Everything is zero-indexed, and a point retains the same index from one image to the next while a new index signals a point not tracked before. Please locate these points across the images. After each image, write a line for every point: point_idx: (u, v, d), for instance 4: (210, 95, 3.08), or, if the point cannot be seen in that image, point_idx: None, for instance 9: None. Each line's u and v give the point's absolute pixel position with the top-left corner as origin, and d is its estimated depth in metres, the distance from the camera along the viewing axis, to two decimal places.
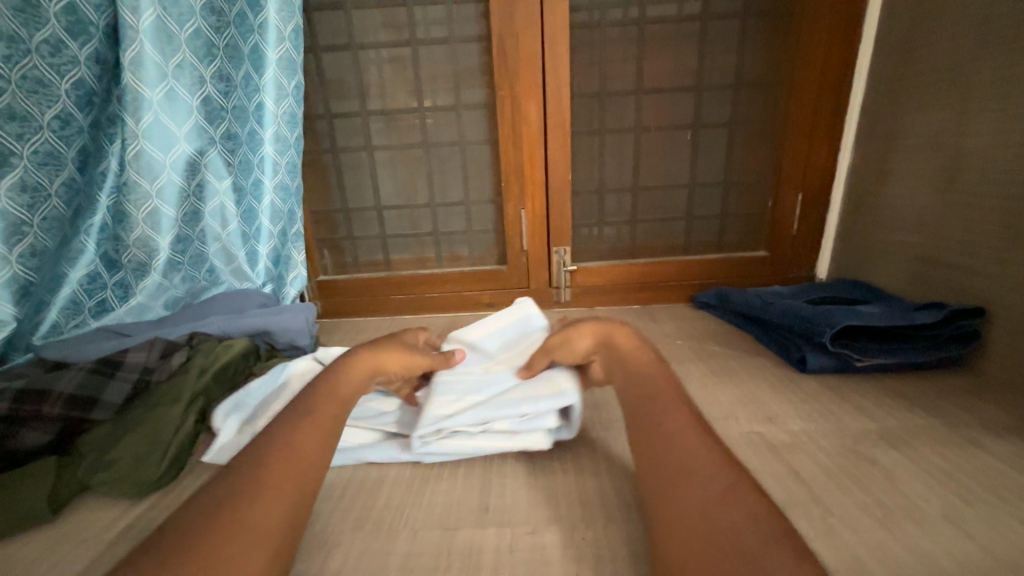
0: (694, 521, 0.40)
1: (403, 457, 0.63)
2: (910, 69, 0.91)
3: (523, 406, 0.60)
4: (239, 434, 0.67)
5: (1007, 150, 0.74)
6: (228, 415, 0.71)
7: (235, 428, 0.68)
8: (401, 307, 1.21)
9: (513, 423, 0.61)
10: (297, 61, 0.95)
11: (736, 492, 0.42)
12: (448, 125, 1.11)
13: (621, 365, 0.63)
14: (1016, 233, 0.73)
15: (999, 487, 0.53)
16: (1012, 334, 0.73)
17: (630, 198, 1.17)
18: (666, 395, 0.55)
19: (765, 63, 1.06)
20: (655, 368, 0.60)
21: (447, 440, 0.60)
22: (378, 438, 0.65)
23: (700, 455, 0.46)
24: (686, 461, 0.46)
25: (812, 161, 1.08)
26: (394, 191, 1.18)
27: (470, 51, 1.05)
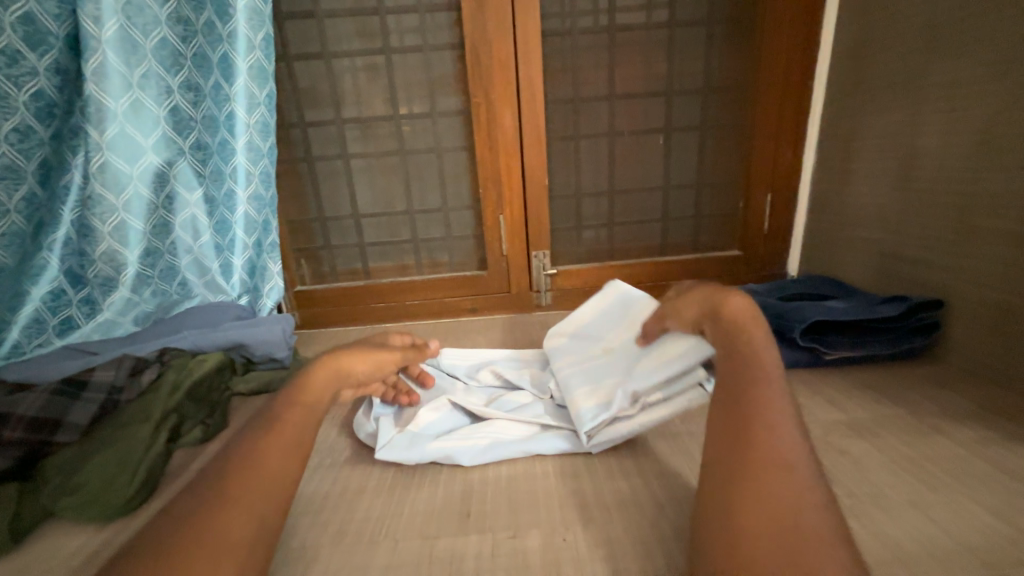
0: (769, 507, 0.41)
1: (574, 450, 0.63)
2: (865, 73, 0.95)
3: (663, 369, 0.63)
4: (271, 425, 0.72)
5: (956, 150, 0.78)
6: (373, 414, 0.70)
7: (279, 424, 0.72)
8: (382, 315, 1.20)
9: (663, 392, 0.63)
10: (268, 70, 0.93)
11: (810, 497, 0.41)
12: (424, 132, 1.12)
13: (732, 344, 0.55)
14: (968, 228, 0.77)
15: (959, 471, 0.56)
16: (969, 324, 0.77)
17: (607, 202, 1.18)
18: (769, 382, 0.50)
19: (731, 69, 1.09)
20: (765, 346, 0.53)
21: (616, 427, 0.62)
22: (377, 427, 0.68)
23: (793, 453, 0.45)
24: (776, 453, 0.44)
25: (779, 162, 1.12)
26: (372, 199, 1.18)
27: (444, 58, 1.06)
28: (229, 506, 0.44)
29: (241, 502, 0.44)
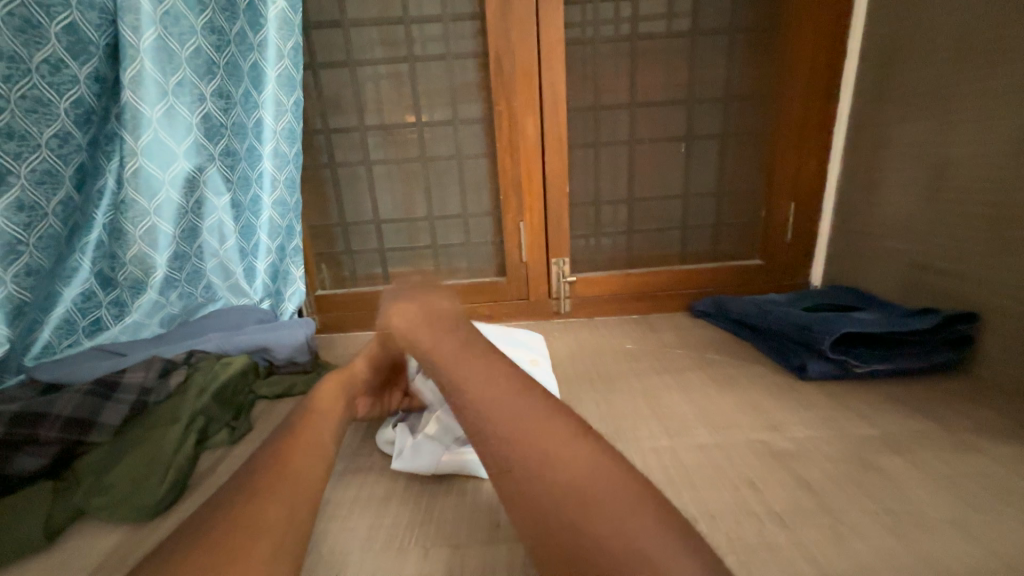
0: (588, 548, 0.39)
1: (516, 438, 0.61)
2: (893, 82, 0.94)
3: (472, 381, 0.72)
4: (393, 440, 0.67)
5: (989, 160, 0.77)
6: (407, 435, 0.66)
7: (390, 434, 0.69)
8: None
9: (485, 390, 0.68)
10: (297, 77, 0.95)
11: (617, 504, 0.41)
12: (445, 139, 1.12)
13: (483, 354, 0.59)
14: (1001, 239, 0.75)
15: (1000, 490, 0.54)
16: (1003, 338, 0.75)
17: (627, 209, 1.18)
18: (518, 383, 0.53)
19: (754, 77, 1.09)
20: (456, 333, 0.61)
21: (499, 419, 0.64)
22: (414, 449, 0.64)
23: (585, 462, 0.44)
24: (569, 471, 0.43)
25: (802, 170, 1.10)
26: (392, 205, 1.19)
27: (466, 66, 1.07)
28: (264, 513, 0.44)
29: (274, 507, 0.45)
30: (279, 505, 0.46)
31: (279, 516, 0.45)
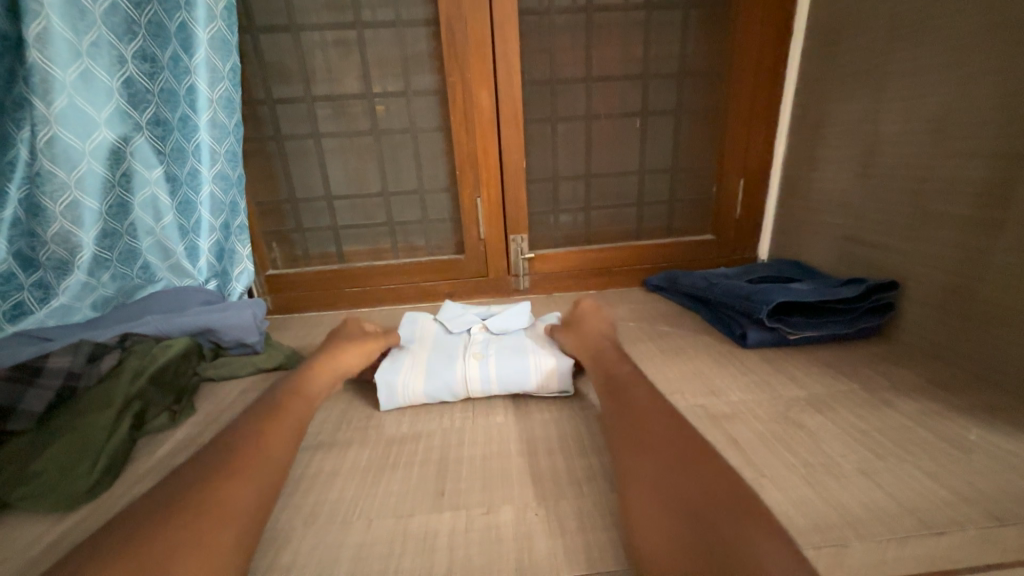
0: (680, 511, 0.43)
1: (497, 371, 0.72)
2: (833, 62, 0.97)
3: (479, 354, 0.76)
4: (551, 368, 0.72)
5: (916, 138, 0.81)
6: (533, 362, 0.73)
7: (552, 365, 0.72)
8: (358, 300, 1.18)
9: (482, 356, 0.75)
10: (232, 41, 0.88)
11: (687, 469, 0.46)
12: (398, 112, 1.08)
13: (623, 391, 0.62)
14: (920, 213, 0.81)
15: (906, 441, 0.60)
16: (919, 305, 0.81)
17: (584, 185, 1.19)
18: (633, 399, 0.59)
19: (707, 53, 1.09)
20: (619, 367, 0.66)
21: (499, 356, 0.75)
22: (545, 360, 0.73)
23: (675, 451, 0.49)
24: (661, 461, 0.49)
25: (751, 148, 1.14)
26: (345, 181, 1.15)
27: (418, 35, 1.02)
28: (210, 503, 0.44)
29: (219, 500, 0.45)
30: (227, 496, 0.46)
31: (231, 507, 0.45)
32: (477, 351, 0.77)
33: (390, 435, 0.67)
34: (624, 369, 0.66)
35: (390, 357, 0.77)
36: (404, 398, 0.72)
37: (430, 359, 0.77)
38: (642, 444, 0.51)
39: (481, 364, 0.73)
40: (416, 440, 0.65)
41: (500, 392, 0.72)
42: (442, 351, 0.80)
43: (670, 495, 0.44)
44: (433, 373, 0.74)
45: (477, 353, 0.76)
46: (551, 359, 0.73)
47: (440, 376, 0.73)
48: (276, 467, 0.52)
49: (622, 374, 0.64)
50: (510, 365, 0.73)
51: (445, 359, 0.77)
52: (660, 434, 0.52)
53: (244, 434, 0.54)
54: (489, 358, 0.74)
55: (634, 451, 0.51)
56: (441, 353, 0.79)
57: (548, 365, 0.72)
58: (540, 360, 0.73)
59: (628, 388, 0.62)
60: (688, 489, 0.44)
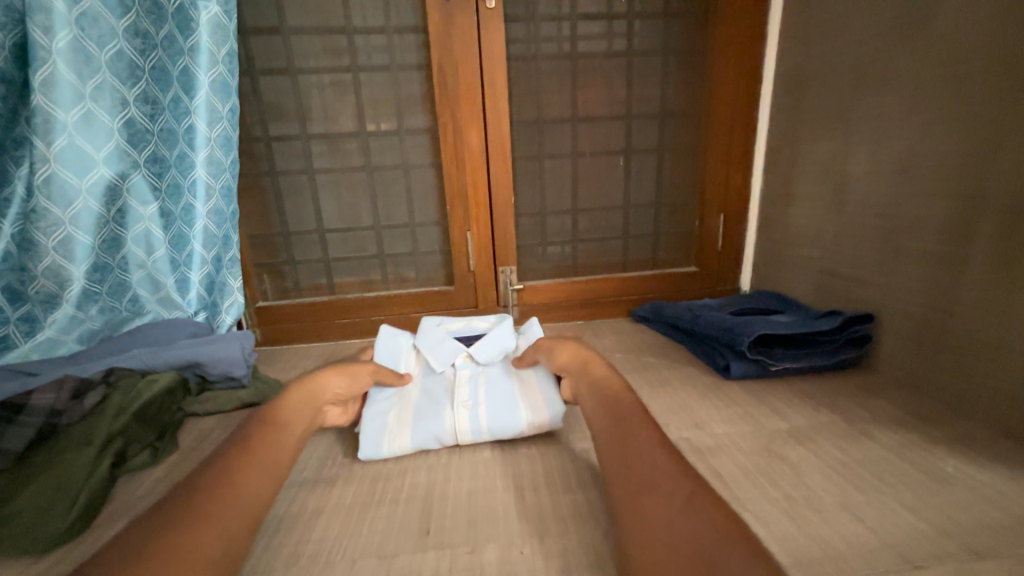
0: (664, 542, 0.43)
1: (485, 423, 0.71)
2: (802, 106, 1.04)
3: (467, 401, 0.75)
4: (541, 417, 0.71)
5: (881, 178, 0.86)
6: (522, 413, 0.72)
7: (543, 414, 0.71)
8: (348, 332, 1.19)
9: (472, 404, 0.74)
10: (231, 84, 0.92)
11: (683, 506, 0.46)
12: (391, 149, 1.12)
13: (617, 426, 0.61)
14: (889, 248, 0.85)
15: (886, 473, 0.61)
16: (894, 336, 0.84)
17: (572, 219, 1.22)
18: (635, 432, 0.59)
19: (686, 96, 1.16)
20: (624, 397, 0.66)
21: (488, 406, 0.74)
22: (537, 411, 0.72)
23: (671, 483, 0.49)
24: (654, 492, 0.49)
25: (729, 184, 1.19)
26: (338, 215, 1.17)
27: (412, 78, 1.08)
28: (190, 546, 0.43)
29: (195, 543, 0.44)
30: (210, 539, 0.45)
31: (214, 551, 0.44)
32: (466, 397, 0.76)
33: (376, 471, 0.67)
34: (619, 398, 0.66)
35: (375, 411, 0.75)
36: (389, 451, 0.69)
37: (416, 409, 0.76)
38: (640, 478, 0.51)
39: (470, 413, 0.72)
40: (402, 477, 0.65)
41: (490, 439, 0.70)
42: (428, 400, 0.79)
43: (664, 533, 0.44)
44: (419, 422, 0.72)
45: (467, 399, 0.76)
46: (542, 410, 0.72)
47: (427, 425, 0.71)
48: (259, 506, 0.51)
49: (623, 407, 0.64)
50: (498, 417, 0.71)
51: (432, 408, 0.76)
52: (656, 467, 0.52)
53: (226, 469, 0.53)
54: (477, 408, 0.73)
55: (632, 487, 0.51)
56: (427, 403, 0.78)
57: (539, 416, 0.71)
58: (530, 412, 0.72)
59: (630, 421, 0.61)
60: (676, 520, 0.45)
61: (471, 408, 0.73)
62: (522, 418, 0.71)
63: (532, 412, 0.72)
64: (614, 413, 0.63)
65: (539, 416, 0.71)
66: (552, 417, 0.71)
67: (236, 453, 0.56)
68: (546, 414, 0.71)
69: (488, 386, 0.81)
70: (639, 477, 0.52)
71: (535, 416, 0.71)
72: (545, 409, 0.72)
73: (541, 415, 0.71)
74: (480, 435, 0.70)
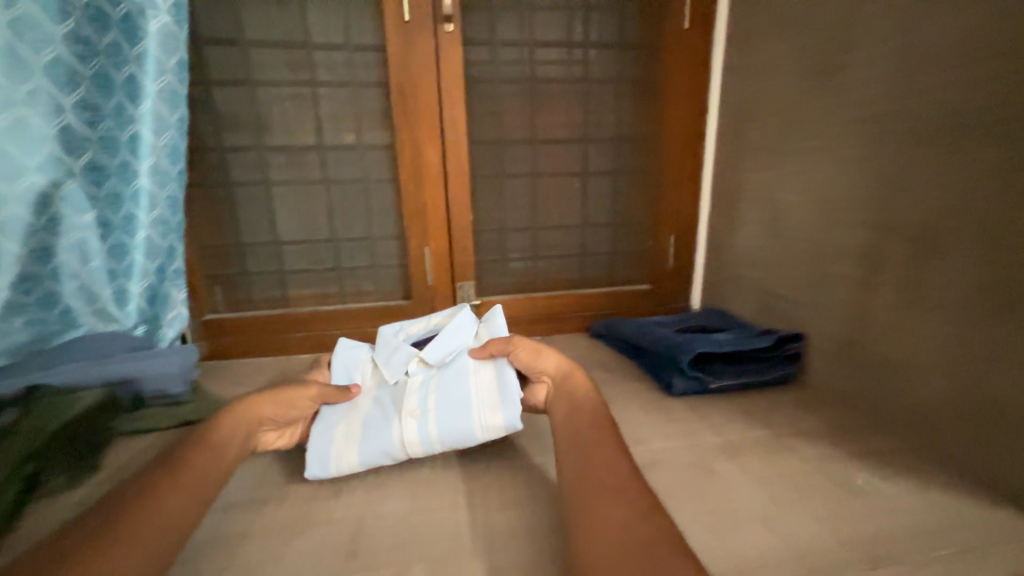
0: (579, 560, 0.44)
1: (438, 435, 0.68)
2: (742, 136, 1.10)
3: (418, 410, 0.72)
4: (496, 425, 0.69)
5: (809, 206, 0.92)
6: (476, 422, 0.69)
7: (497, 421, 0.69)
8: (301, 346, 1.17)
9: (423, 414, 0.71)
10: (181, 93, 0.90)
11: (632, 515, 0.48)
12: (350, 163, 1.12)
13: (581, 437, 0.62)
14: (818, 271, 0.91)
15: (804, 486, 0.64)
16: (823, 354, 0.90)
17: (530, 237, 1.25)
18: (597, 444, 0.59)
19: (639, 122, 1.21)
20: (595, 410, 0.67)
21: (441, 414, 0.70)
22: (491, 418, 0.69)
23: (626, 495, 0.50)
24: (610, 503, 0.50)
25: (680, 207, 1.25)
26: (294, 227, 1.16)
27: (371, 95, 1.09)
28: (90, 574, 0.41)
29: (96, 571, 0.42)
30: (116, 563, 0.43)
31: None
32: (417, 405, 0.73)
33: (311, 492, 0.65)
34: (589, 409, 0.67)
35: (323, 426, 0.71)
36: (338, 470, 0.67)
37: (365, 421, 0.72)
38: (594, 487, 0.52)
39: (422, 424, 0.69)
40: (337, 497, 0.64)
41: (441, 449, 0.69)
42: (379, 410, 0.76)
43: (612, 542, 0.45)
44: (367, 438, 0.69)
45: (419, 408, 0.72)
46: (496, 417, 0.69)
47: (376, 442, 0.68)
48: (186, 525, 0.50)
49: (591, 419, 0.65)
50: (450, 428, 0.68)
51: (382, 419, 0.72)
52: (612, 477, 0.53)
53: (144, 492, 0.51)
54: (429, 418, 0.70)
55: (585, 497, 0.52)
56: (378, 412, 0.75)
57: (493, 423, 0.69)
58: (485, 420, 0.69)
59: (594, 432, 0.62)
60: (624, 531, 0.46)
61: (423, 418, 0.70)
62: (477, 426, 0.69)
63: (487, 418, 0.69)
64: (581, 426, 0.64)
65: (493, 423, 0.69)
66: (507, 424, 0.69)
67: (166, 467, 0.55)
68: (499, 422, 0.69)
69: (440, 386, 0.77)
70: (593, 487, 0.53)
71: (489, 425, 0.69)
72: (500, 414, 0.70)
73: (495, 423, 0.69)
74: (432, 448, 0.68)
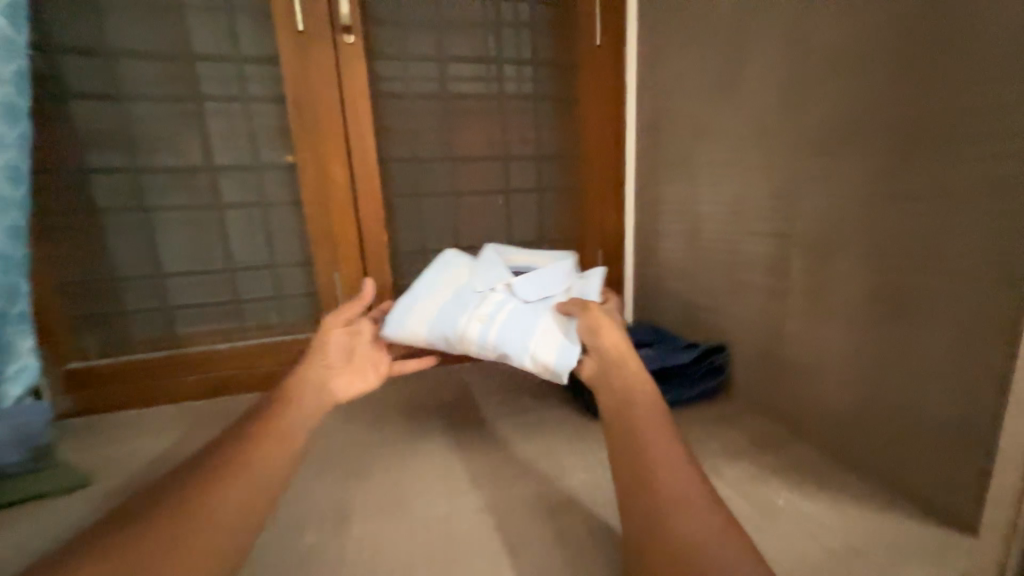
0: None
1: (489, 353, 0.73)
2: (655, 150, 1.10)
3: (494, 329, 0.73)
4: (546, 367, 0.70)
5: (720, 218, 0.93)
6: (524, 354, 0.71)
7: (546, 363, 0.70)
8: (193, 391, 1.03)
9: (480, 333, 0.73)
10: (22, 107, 0.76)
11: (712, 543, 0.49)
12: (246, 185, 1.02)
13: (640, 447, 0.60)
14: (732, 282, 0.91)
15: None
16: (742, 365, 0.89)
17: (455, 258, 1.19)
18: (658, 457, 0.58)
19: (559, 139, 1.20)
20: (649, 411, 0.64)
21: (490, 338, 0.73)
22: (539, 360, 0.71)
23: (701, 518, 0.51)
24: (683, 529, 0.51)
25: (605, 221, 1.22)
26: (183, 257, 1.03)
27: (266, 111, 1.00)
28: None
29: None
30: None
31: None
32: (491, 321, 0.74)
33: None
34: (645, 409, 0.64)
35: (406, 301, 0.80)
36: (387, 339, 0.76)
37: (440, 313, 0.77)
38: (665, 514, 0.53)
39: (482, 344, 0.73)
40: None
41: (493, 357, 0.73)
42: (455, 302, 0.78)
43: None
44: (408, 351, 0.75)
45: (495, 324, 0.74)
46: (547, 360, 0.70)
47: None
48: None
49: (645, 422, 0.62)
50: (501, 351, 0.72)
51: (456, 307, 0.77)
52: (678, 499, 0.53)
53: None
54: (484, 334, 0.73)
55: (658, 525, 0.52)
56: (451, 303, 0.78)
57: (540, 362, 0.71)
58: (534, 355, 0.71)
59: (652, 438, 0.60)
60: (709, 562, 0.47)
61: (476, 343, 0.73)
62: (531, 360, 0.71)
63: (547, 358, 0.70)
64: (637, 432, 0.61)
65: (538, 362, 0.71)
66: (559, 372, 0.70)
67: None
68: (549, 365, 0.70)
69: (505, 313, 0.75)
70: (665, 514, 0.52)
71: (537, 362, 0.71)
72: (550, 360, 0.70)
73: (545, 365, 0.70)
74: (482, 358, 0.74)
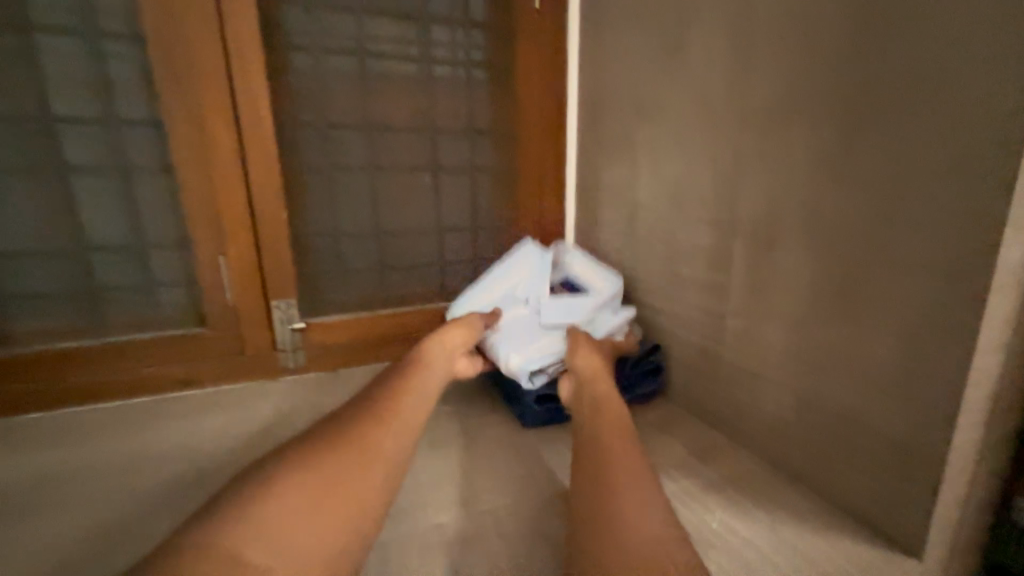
0: None
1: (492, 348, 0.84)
2: (597, 131, 1.01)
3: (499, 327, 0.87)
4: (516, 371, 0.79)
5: (660, 205, 0.85)
6: (506, 353, 0.81)
7: (517, 364, 0.79)
8: (36, 398, 0.85)
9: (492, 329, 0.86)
10: None
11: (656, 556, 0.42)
12: (98, 144, 0.82)
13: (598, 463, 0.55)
14: (673, 274, 0.83)
15: None
16: (682, 367, 0.82)
17: (374, 243, 1.03)
18: (611, 471, 0.53)
19: (494, 113, 1.07)
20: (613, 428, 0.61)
21: (497, 338, 0.84)
22: (514, 363, 0.79)
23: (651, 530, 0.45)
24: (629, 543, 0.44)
25: (545, 207, 1.13)
26: (10, 232, 0.82)
27: (123, 52, 0.80)
28: None
29: None
30: None
31: None
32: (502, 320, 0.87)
33: None
34: (604, 430, 0.61)
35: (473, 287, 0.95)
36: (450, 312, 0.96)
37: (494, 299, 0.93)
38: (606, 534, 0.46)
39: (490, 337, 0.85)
40: None
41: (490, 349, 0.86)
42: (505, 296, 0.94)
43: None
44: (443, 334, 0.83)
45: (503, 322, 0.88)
46: (519, 366, 0.79)
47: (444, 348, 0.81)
48: None
49: (603, 439, 0.59)
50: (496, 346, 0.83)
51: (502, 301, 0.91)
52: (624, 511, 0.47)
53: None
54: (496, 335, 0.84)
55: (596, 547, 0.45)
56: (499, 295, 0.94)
57: (510, 363, 0.80)
58: (511, 356, 0.80)
59: (607, 458, 0.55)
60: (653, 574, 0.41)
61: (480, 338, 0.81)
62: (508, 359, 0.80)
63: (521, 363, 0.79)
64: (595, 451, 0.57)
65: (513, 365, 0.79)
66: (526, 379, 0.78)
67: None
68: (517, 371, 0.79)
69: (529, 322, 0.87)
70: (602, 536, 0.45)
71: (511, 365, 0.79)
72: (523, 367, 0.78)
73: (518, 369, 0.79)
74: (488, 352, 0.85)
